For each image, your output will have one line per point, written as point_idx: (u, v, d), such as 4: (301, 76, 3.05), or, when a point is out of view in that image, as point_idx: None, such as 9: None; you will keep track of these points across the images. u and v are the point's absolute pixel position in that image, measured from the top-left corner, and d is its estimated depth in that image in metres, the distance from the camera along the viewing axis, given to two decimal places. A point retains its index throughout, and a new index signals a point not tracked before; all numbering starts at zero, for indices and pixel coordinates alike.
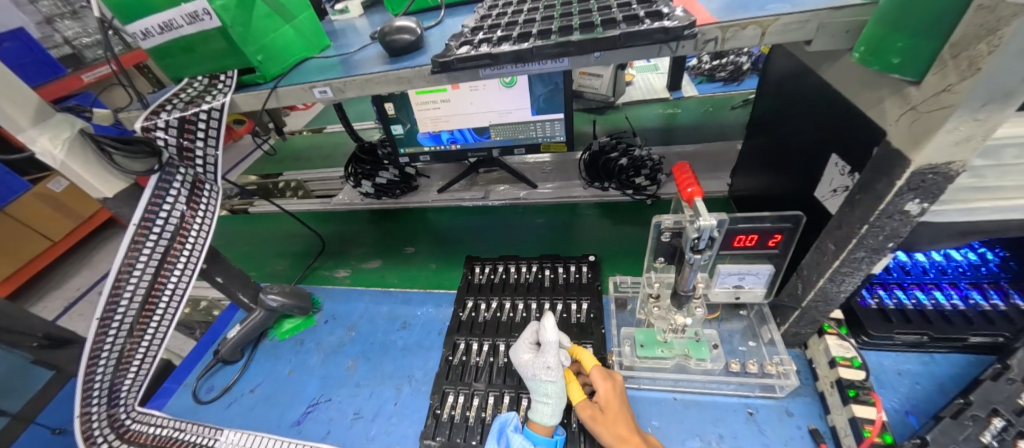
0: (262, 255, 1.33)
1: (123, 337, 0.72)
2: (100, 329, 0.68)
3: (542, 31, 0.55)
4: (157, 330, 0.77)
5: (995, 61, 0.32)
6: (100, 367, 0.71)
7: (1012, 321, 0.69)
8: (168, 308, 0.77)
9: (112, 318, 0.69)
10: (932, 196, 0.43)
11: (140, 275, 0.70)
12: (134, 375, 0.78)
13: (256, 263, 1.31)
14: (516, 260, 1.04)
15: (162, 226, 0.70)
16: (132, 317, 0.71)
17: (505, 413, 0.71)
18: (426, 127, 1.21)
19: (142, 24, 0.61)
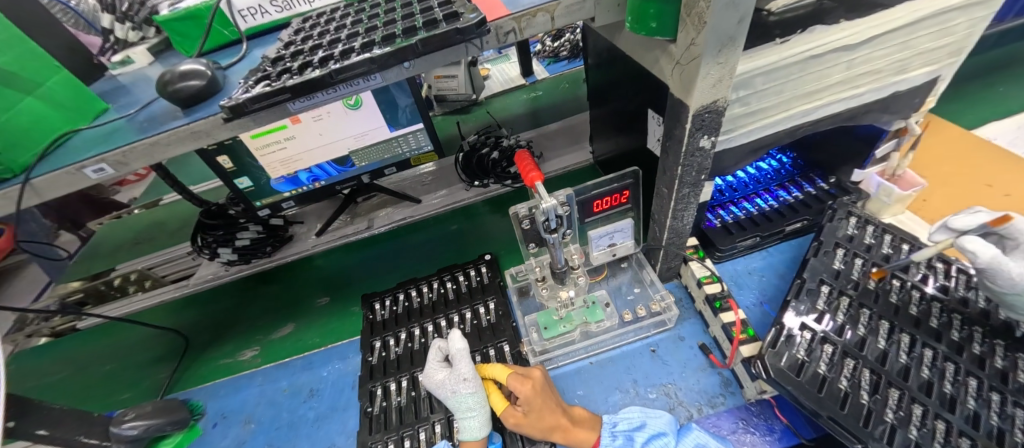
0: (111, 375, 1.09)
1: None
2: None
3: (344, 50, 0.52)
4: None
5: (713, 15, 0.37)
6: None
7: (809, 205, 0.86)
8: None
9: None
10: (714, 131, 0.51)
11: None
12: None
13: (104, 387, 1.06)
14: (415, 283, 1.00)
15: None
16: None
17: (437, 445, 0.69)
18: (277, 172, 1.07)
19: None
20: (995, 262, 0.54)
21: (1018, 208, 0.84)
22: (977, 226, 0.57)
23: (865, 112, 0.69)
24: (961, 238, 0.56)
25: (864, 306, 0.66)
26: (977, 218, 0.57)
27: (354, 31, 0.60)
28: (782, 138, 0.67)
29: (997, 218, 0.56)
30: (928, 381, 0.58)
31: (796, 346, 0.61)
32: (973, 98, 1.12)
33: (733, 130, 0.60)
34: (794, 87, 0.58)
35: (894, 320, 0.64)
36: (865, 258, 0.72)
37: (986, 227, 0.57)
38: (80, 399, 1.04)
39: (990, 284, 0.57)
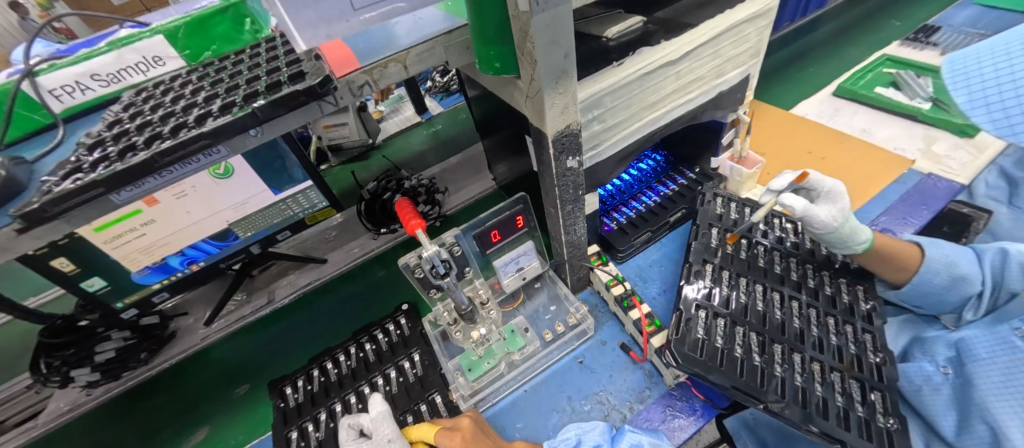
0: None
1: None
2: None
3: (175, 127, 0.46)
4: None
5: (540, 54, 0.41)
6: None
7: (684, 195, 0.97)
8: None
9: None
10: (576, 151, 0.55)
11: None
12: None
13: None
14: (330, 353, 0.92)
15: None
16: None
17: None
18: (140, 264, 0.88)
19: None
20: (805, 207, 0.68)
21: (832, 168, 1.03)
22: (789, 185, 0.72)
23: (703, 112, 0.81)
24: (782, 196, 0.70)
25: (741, 274, 0.74)
26: (787, 178, 0.72)
27: (193, 100, 0.54)
28: (643, 144, 0.75)
29: (799, 176, 0.71)
30: (800, 329, 0.66)
31: (695, 328, 0.65)
32: (789, 84, 1.37)
33: (599, 145, 0.66)
34: (639, 100, 0.66)
35: (765, 282, 0.73)
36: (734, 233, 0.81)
37: (794, 184, 0.72)
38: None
39: (811, 229, 0.70)
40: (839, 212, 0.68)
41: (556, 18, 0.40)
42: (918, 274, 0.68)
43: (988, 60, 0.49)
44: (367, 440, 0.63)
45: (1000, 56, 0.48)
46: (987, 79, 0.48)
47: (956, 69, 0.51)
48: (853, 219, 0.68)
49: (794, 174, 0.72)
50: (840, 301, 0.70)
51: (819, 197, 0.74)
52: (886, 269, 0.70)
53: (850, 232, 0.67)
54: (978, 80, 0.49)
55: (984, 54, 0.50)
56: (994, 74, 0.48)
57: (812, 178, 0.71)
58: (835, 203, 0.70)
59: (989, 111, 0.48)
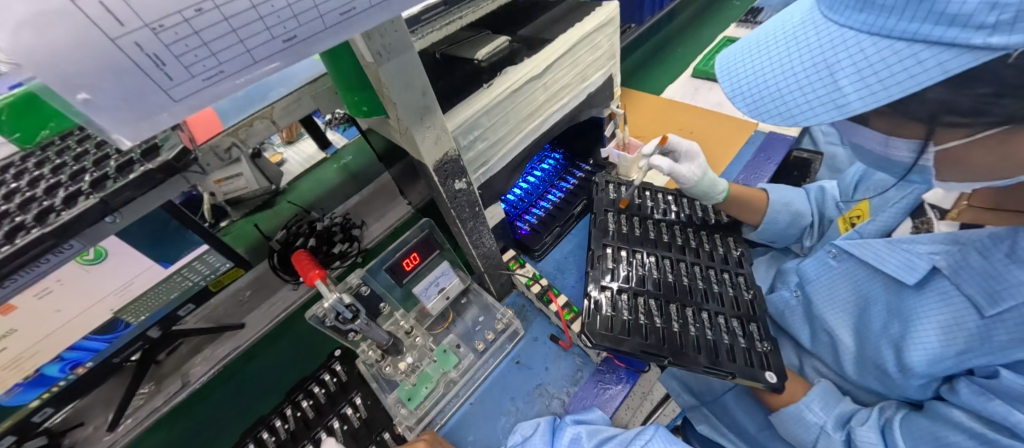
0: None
1: None
2: None
3: (12, 229, 0.42)
4: None
5: (396, 97, 0.44)
6: None
7: (584, 187, 1.06)
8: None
9: None
10: (462, 174, 0.58)
11: None
12: None
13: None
14: (265, 421, 0.86)
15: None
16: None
17: None
18: (8, 382, 0.73)
19: None
20: (671, 166, 0.81)
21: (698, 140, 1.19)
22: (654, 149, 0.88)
23: (580, 112, 0.89)
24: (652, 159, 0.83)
25: (638, 250, 0.82)
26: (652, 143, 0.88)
27: (29, 194, 0.49)
28: (532, 151, 0.81)
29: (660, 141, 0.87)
30: (690, 286, 0.76)
31: (605, 306, 0.72)
32: (660, 71, 1.54)
33: (488, 161, 0.70)
34: (515, 114, 0.71)
35: (657, 251, 0.82)
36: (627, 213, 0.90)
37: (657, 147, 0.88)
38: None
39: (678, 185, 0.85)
40: (698, 167, 0.83)
41: (405, 63, 0.43)
42: (766, 216, 0.85)
43: (739, 55, 0.56)
44: None
45: (744, 52, 0.56)
46: (736, 72, 0.56)
47: (721, 64, 0.59)
48: (708, 173, 0.84)
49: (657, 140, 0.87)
50: (717, 254, 0.83)
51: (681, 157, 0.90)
52: (745, 212, 0.87)
53: (710, 182, 0.83)
54: (732, 72, 0.56)
55: (738, 52, 0.57)
56: (741, 64, 0.55)
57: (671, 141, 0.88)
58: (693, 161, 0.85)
59: (740, 97, 0.55)
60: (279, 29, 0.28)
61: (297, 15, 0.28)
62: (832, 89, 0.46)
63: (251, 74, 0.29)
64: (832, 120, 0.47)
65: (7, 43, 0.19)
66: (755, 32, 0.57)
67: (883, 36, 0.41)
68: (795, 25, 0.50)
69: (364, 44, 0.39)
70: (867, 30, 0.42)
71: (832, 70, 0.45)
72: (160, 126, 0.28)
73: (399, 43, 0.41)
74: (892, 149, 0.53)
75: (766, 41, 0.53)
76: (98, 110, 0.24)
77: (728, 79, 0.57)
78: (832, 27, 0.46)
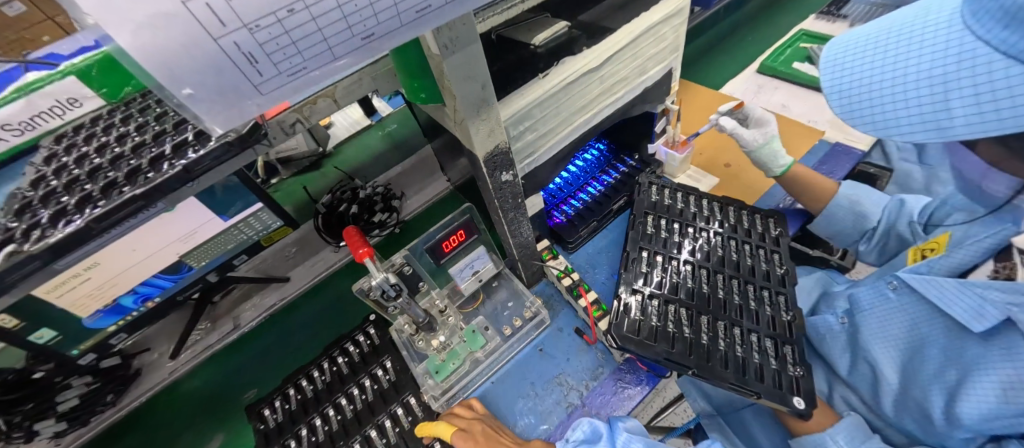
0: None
1: None
2: None
3: (106, 185, 0.47)
4: None
5: (456, 90, 0.45)
6: None
7: (626, 183, 1.03)
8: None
9: None
10: (509, 166, 0.59)
11: None
12: None
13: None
14: (304, 371, 0.94)
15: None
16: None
17: None
18: (91, 309, 0.83)
19: None
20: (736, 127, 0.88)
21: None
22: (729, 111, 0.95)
23: (632, 106, 0.87)
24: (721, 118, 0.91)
25: (675, 256, 0.81)
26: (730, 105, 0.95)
27: (117, 151, 0.54)
28: (578, 143, 0.80)
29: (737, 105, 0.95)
30: (725, 299, 0.75)
31: (636, 309, 0.72)
32: (720, 62, 1.45)
33: (534, 152, 0.70)
34: (567, 107, 0.70)
35: (694, 259, 0.81)
36: (667, 217, 0.88)
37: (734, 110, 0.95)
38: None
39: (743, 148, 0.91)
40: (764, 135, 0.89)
41: (469, 57, 0.43)
42: (828, 203, 0.88)
43: (859, 47, 0.58)
44: None
45: (865, 46, 0.58)
46: (848, 69, 0.59)
47: (839, 50, 0.61)
48: (774, 142, 0.89)
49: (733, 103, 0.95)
50: (759, 269, 0.80)
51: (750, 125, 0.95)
52: (806, 194, 0.90)
53: (773, 150, 0.88)
54: (846, 64, 0.59)
55: (858, 42, 0.59)
56: (858, 58, 0.58)
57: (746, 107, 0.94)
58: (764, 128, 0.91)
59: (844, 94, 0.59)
60: (360, 27, 0.29)
61: (377, 14, 0.29)
62: (939, 108, 0.49)
63: (330, 68, 0.31)
64: (928, 139, 0.51)
65: (129, 43, 0.21)
66: (884, 23, 0.58)
67: (1016, 61, 0.43)
68: (919, 33, 0.52)
69: (433, 39, 0.39)
70: (1003, 52, 0.44)
71: (948, 88, 0.48)
72: (247, 115, 0.30)
73: (466, 37, 0.41)
74: (988, 182, 0.55)
75: (892, 40, 0.55)
76: (199, 102, 0.26)
77: (841, 70, 0.60)
78: (957, 43, 0.48)
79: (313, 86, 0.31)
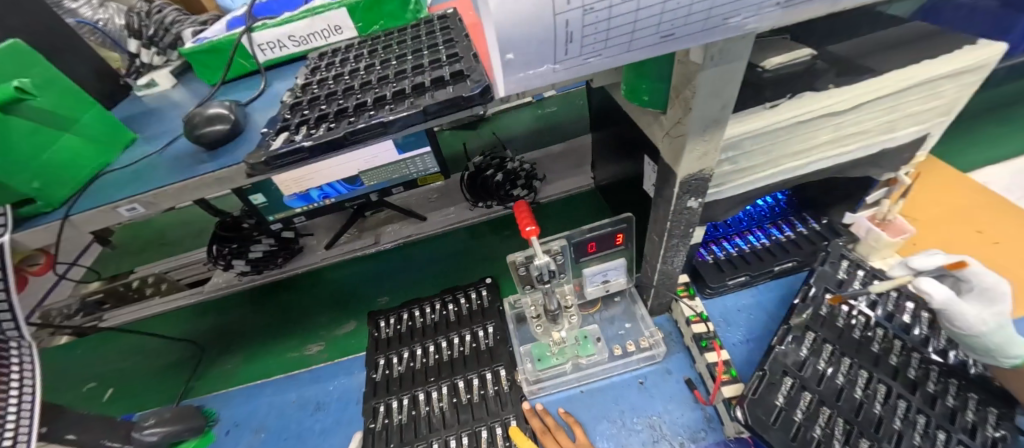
0: (130, 377, 1.15)
1: None
2: None
3: (358, 105, 0.57)
4: None
5: (697, 103, 0.42)
6: None
7: (800, 247, 0.91)
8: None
9: None
10: (702, 193, 0.55)
11: None
12: None
13: (125, 390, 1.12)
14: (420, 303, 1.05)
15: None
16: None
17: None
18: (291, 190, 1.06)
19: None
20: (945, 301, 0.58)
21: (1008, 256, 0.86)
22: (937, 268, 0.61)
23: (851, 167, 0.73)
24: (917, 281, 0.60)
25: (845, 355, 0.69)
26: (937, 261, 0.60)
27: (367, 79, 0.64)
28: (770, 189, 0.71)
29: (954, 263, 0.59)
30: (898, 432, 0.61)
31: (781, 394, 0.64)
32: (979, 138, 1.13)
33: (723, 184, 0.64)
34: (781, 147, 0.62)
35: (873, 370, 0.68)
36: (854, 309, 0.75)
37: (943, 269, 0.60)
38: (101, 399, 1.11)
39: (950, 326, 0.60)
40: (991, 316, 0.57)
41: (726, 74, 0.40)
42: None
43: None
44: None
45: None
46: None
47: None
48: (1006, 327, 0.57)
49: (948, 258, 0.60)
50: (961, 418, 0.61)
51: (967, 289, 0.60)
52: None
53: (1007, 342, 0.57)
54: None
55: None
56: None
57: (970, 267, 0.58)
58: (990, 306, 0.58)
59: None
60: (666, 26, 0.27)
61: (691, 15, 0.27)
62: None
63: (612, 56, 0.30)
64: None
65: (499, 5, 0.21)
66: None
67: None
68: None
69: (703, 51, 0.37)
70: None
71: None
72: (525, 84, 0.30)
73: (735, 52, 0.38)
74: None
75: None
76: (508, 68, 0.27)
77: None
78: None
79: (590, 71, 0.31)
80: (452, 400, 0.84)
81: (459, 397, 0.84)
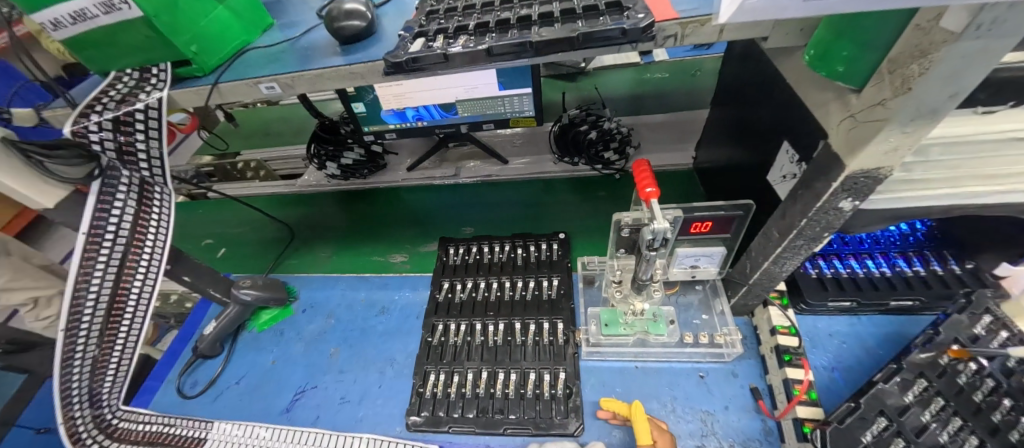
0: (237, 240, 1.32)
1: (101, 318, 0.77)
2: (71, 322, 0.72)
3: (500, 22, 0.55)
4: (136, 308, 0.82)
5: (923, 83, 0.36)
6: (79, 348, 0.75)
7: (929, 286, 0.79)
8: (132, 324, 0.83)
9: (83, 303, 0.72)
10: (862, 195, 0.50)
11: (104, 269, 0.74)
12: (117, 366, 0.84)
13: (234, 250, 1.29)
14: (491, 240, 1.07)
15: (109, 252, 0.74)
16: (94, 351, 0.78)
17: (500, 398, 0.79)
18: (389, 105, 1.07)
19: (80, 3, 0.58)
20: None
21: None
22: None
23: None
24: None
25: (957, 414, 0.61)
26: None
27: None
28: (929, 211, 0.62)
29: None
30: None
31: (871, 432, 0.60)
32: None
33: (879, 193, 0.57)
34: (973, 165, 0.54)
35: (986, 440, 0.59)
36: (998, 382, 0.63)
37: None
38: (215, 254, 1.29)
39: None
40: None
41: (982, 51, 0.33)
42: None
43: None
44: (536, 399, 0.78)
45: None
46: None
47: None
48: None
49: None
50: None
51: None
52: None
53: None
54: None
55: None
56: None
57: None
58: None
59: None
60: None
61: None
62: None
63: None
64: None
65: None
66: None
67: None
68: None
69: (966, 15, 0.30)
70: None
71: None
72: None
73: (1011, 26, 0.31)
74: None
75: None
76: None
77: None
78: None
79: (839, 9, 0.29)
80: (506, 337, 0.87)
81: (513, 337, 0.87)
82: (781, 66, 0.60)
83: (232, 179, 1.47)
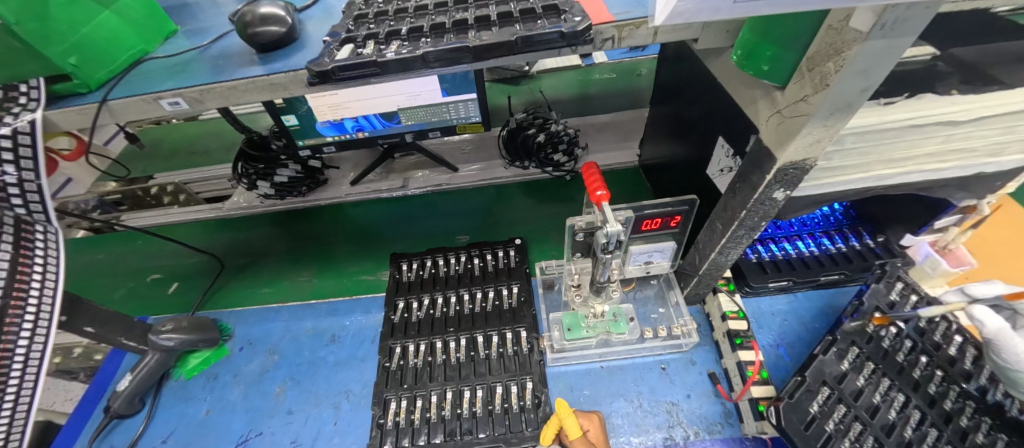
0: (182, 273, 1.16)
1: None
2: None
3: (435, 26, 0.52)
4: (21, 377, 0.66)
5: (839, 79, 0.38)
6: None
7: (850, 260, 0.87)
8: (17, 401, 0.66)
9: None
10: (792, 185, 0.53)
11: None
12: None
13: (186, 285, 1.13)
14: (445, 252, 1.03)
15: None
16: None
17: (468, 417, 0.76)
18: (325, 116, 1.00)
19: None
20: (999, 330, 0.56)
21: (997, 240, 0.92)
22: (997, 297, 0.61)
23: (937, 185, 0.68)
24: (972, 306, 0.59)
25: (886, 375, 0.67)
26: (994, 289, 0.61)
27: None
28: (848, 194, 0.67)
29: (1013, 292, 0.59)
30: None
31: (819, 403, 0.65)
32: None
33: (805, 181, 0.61)
34: (881, 151, 0.59)
35: (911, 395, 0.65)
36: (915, 343, 0.70)
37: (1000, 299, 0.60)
38: (168, 290, 1.13)
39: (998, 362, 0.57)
40: None
41: (887, 48, 0.36)
42: None
43: None
44: (505, 416, 0.76)
45: None
46: None
47: None
48: None
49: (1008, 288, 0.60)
50: None
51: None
52: None
53: None
54: None
55: None
56: None
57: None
58: None
59: None
60: None
61: None
62: None
63: None
64: None
65: None
66: None
67: None
68: None
69: (873, 16, 0.32)
70: None
71: None
72: None
73: (909, 25, 0.34)
74: None
75: None
76: None
77: None
78: None
79: (781, 7, 0.29)
80: (469, 352, 0.84)
81: (477, 351, 0.84)
82: (713, 66, 0.63)
83: (144, 207, 1.29)
